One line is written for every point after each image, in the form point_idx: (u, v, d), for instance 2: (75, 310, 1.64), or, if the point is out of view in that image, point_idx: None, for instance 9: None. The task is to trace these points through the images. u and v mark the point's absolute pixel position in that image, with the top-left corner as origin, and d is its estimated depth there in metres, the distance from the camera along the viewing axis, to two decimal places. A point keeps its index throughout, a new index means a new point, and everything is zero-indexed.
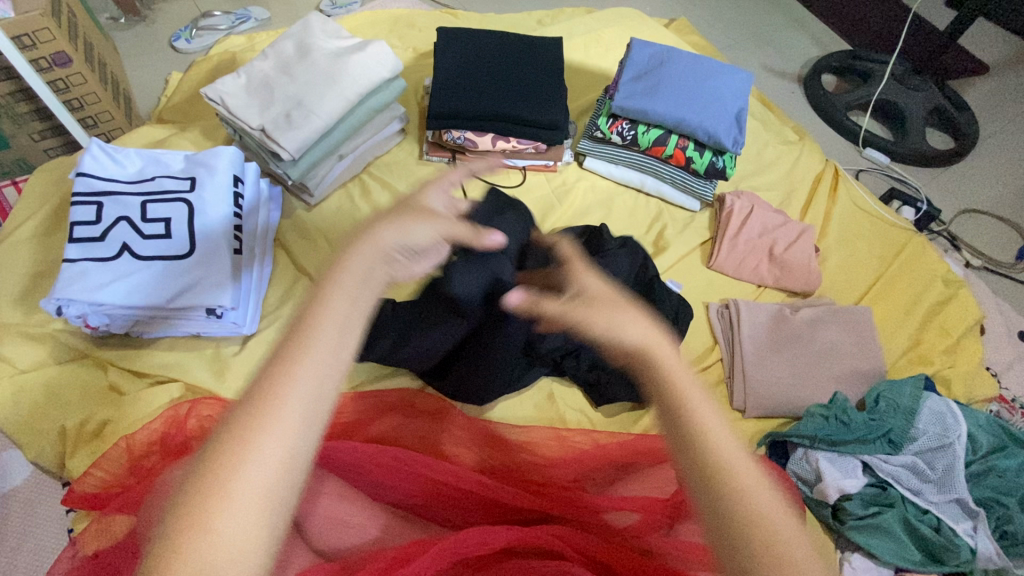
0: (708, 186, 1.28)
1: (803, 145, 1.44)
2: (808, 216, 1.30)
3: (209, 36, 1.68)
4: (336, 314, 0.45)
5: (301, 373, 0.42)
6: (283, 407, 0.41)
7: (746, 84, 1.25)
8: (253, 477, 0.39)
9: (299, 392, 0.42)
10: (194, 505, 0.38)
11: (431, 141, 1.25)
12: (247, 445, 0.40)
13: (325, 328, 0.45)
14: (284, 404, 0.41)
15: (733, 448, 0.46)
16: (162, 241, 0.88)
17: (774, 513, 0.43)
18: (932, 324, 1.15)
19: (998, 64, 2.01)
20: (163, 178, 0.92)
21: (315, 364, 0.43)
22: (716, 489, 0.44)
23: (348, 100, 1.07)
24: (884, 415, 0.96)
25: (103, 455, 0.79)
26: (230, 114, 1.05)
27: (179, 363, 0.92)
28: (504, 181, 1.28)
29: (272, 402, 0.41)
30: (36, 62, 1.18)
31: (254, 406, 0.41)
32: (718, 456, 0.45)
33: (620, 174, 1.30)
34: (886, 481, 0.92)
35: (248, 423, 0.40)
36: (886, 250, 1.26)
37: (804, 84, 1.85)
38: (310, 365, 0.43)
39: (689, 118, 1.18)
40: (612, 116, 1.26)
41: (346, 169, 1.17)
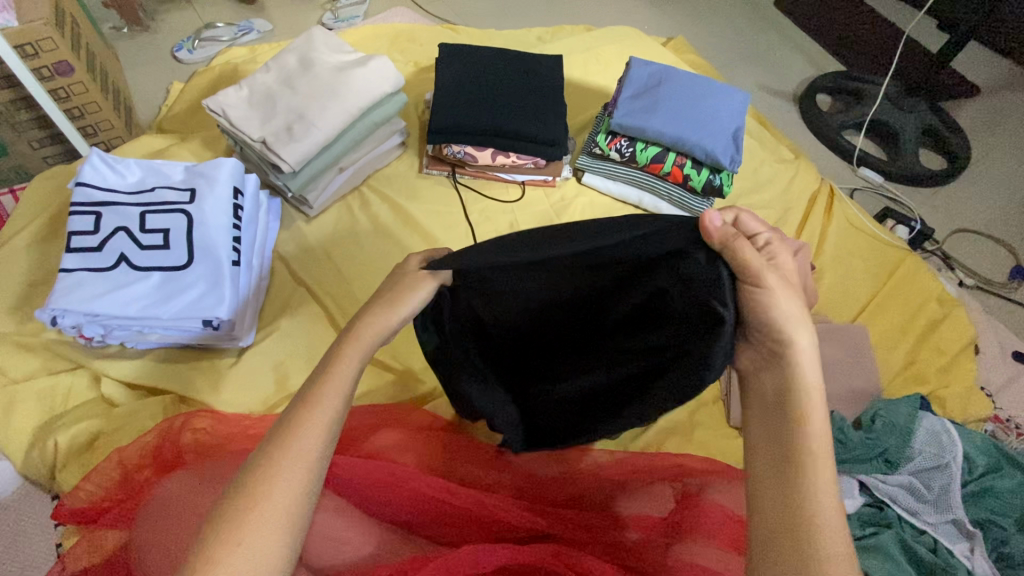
0: (705, 203, 1.29)
1: (799, 163, 1.46)
2: (804, 233, 1.31)
3: (212, 47, 1.69)
4: (333, 402, 0.61)
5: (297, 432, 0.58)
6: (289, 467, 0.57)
7: (743, 104, 1.27)
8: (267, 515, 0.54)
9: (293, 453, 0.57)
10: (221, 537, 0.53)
11: (431, 155, 1.26)
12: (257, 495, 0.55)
13: (319, 411, 0.60)
14: (291, 466, 0.57)
15: (826, 503, 0.53)
16: (161, 253, 0.88)
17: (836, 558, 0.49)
18: (927, 343, 1.16)
19: (989, 86, 2.04)
20: (163, 189, 0.92)
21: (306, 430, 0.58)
22: (796, 527, 0.52)
23: (349, 114, 1.08)
24: (882, 435, 0.96)
25: (94, 468, 0.78)
26: (231, 126, 1.05)
27: (173, 375, 0.92)
28: (503, 195, 1.29)
29: (284, 463, 0.57)
30: (38, 71, 1.19)
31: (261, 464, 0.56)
32: (810, 505, 0.52)
33: (619, 190, 1.31)
34: (882, 501, 0.92)
35: (261, 487, 0.55)
36: (881, 268, 1.27)
37: (799, 103, 1.88)
38: (309, 442, 0.58)
39: (688, 136, 1.19)
40: (611, 132, 1.27)
41: (346, 181, 1.18)
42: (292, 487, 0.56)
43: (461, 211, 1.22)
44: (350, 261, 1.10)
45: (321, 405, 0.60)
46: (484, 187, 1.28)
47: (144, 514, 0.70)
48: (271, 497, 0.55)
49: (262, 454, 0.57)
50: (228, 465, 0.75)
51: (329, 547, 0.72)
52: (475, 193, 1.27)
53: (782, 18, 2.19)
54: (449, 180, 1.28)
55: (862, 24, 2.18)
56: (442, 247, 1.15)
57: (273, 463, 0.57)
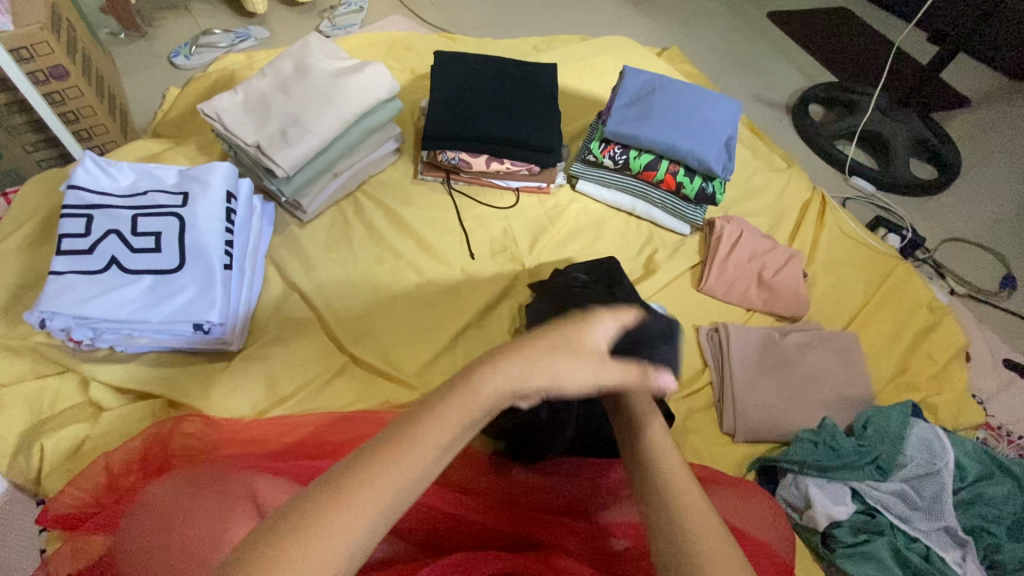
0: (698, 210, 1.30)
1: (791, 172, 1.47)
2: (796, 242, 1.32)
3: (209, 53, 1.70)
4: (441, 433, 0.51)
5: (398, 457, 0.49)
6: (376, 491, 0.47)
7: (736, 113, 1.28)
8: (324, 548, 0.45)
9: (387, 482, 0.48)
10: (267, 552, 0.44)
11: (426, 161, 1.27)
12: (322, 520, 0.46)
13: (417, 447, 0.50)
14: (382, 489, 0.48)
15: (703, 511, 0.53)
16: (152, 256, 0.87)
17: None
18: (918, 351, 1.16)
19: (978, 98, 2.07)
20: (155, 192, 0.92)
21: (406, 459, 0.49)
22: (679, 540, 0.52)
23: (344, 120, 1.08)
24: (873, 441, 0.96)
25: (79, 473, 0.77)
26: (225, 130, 1.05)
27: (163, 378, 0.91)
28: (497, 201, 1.29)
29: (359, 494, 0.47)
30: (33, 75, 1.19)
31: (338, 481, 0.48)
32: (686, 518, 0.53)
33: (612, 198, 1.32)
34: (874, 508, 0.91)
35: (324, 513, 0.46)
36: (872, 276, 1.28)
37: (792, 114, 1.90)
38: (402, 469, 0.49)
39: (680, 144, 1.20)
40: (604, 140, 1.28)
41: (340, 186, 1.18)
42: (361, 515, 0.46)
43: (455, 217, 1.23)
44: (342, 266, 1.10)
45: (436, 434, 0.50)
46: (478, 193, 1.29)
47: (130, 519, 0.69)
48: (336, 524, 0.45)
49: (356, 473, 0.48)
50: (217, 470, 0.74)
51: None
52: (469, 199, 1.27)
53: (774, 30, 2.22)
54: (443, 186, 1.28)
55: (852, 36, 2.21)
56: (435, 252, 1.16)
57: (351, 483, 0.48)
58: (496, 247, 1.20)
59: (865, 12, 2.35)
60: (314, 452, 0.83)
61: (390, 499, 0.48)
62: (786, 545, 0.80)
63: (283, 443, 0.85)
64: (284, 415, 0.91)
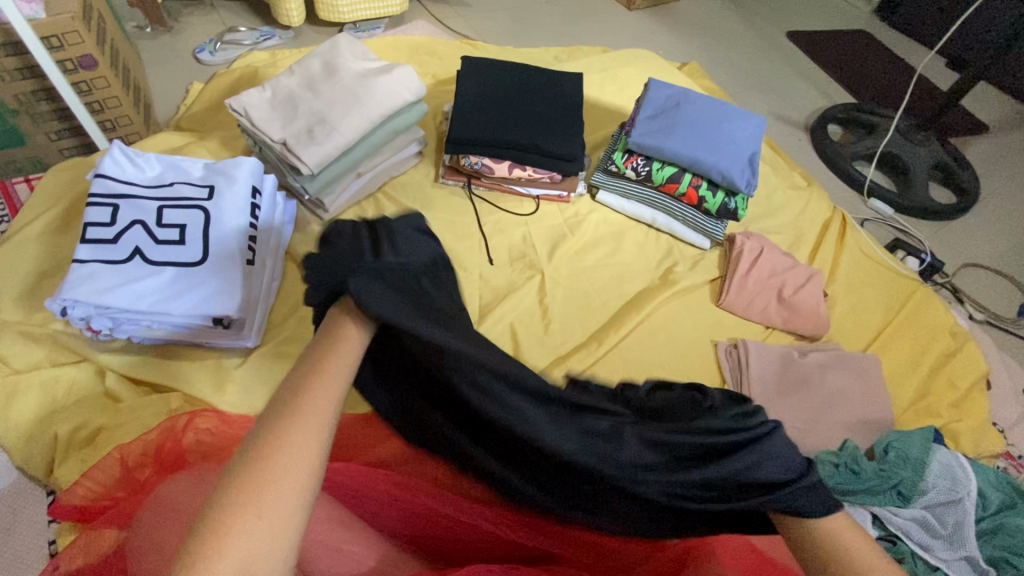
0: (719, 225, 1.29)
1: (811, 191, 1.47)
2: (817, 260, 1.31)
3: (234, 50, 1.71)
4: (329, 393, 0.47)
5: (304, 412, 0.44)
6: (270, 501, 0.40)
7: (761, 128, 1.28)
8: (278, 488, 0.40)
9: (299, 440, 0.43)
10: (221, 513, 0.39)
11: (448, 165, 1.27)
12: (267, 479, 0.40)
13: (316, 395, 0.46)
14: (309, 436, 0.43)
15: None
16: (175, 247, 0.87)
17: None
18: (939, 376, 1.14)
19: (997, 124, 2.07)
20: (181, 184, 0.91)
21: (310, 421, 0.44)
22: None
23: (370, 120, 1.08)
24: (895, 467, 0.95)
25: (94, 466, 0.76)
26: (252, 126, 1.05)
27: (180, 372, 0.90)
28: (517, 208, 1.29)
29: (280, 448, 0.42)
30: (62, 63, 1.20)
31: (257, 448, 0.42)
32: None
33: (633, 209, 1.31)
34: (896, 535, 0.90)
35: (252, 472, 0.41)
36: (893, 299, 1.26)
37: (811, 133, 1.90)
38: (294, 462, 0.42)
39: (705, 158, 1.20)
40: (627, 151, 1.27)
41: (362, 187, 1.18)
42: (307, 454, 0.43)
43: (475, 222, 1.23)
44: None
45: (304, 415, 0.44)
46: (499, 199, 1.28)
47: (145, 513, 0.67)
48: (279, 464, 0.41)
49: (237, 476, 0.41)
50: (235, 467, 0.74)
51: (332, 562, 0.69)
52: (490, 205, 1.27)
53: (794, 50, 2.22)
54: (464, 191, 1.28)
55: (872, 59, 2.22)
56: (454, 258, 1.16)
57: (273, 439, 0.42)
58: (515, 253, 1.20)
59: (885, 36, 2.36)
60: None
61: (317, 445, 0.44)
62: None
63: None
64: None
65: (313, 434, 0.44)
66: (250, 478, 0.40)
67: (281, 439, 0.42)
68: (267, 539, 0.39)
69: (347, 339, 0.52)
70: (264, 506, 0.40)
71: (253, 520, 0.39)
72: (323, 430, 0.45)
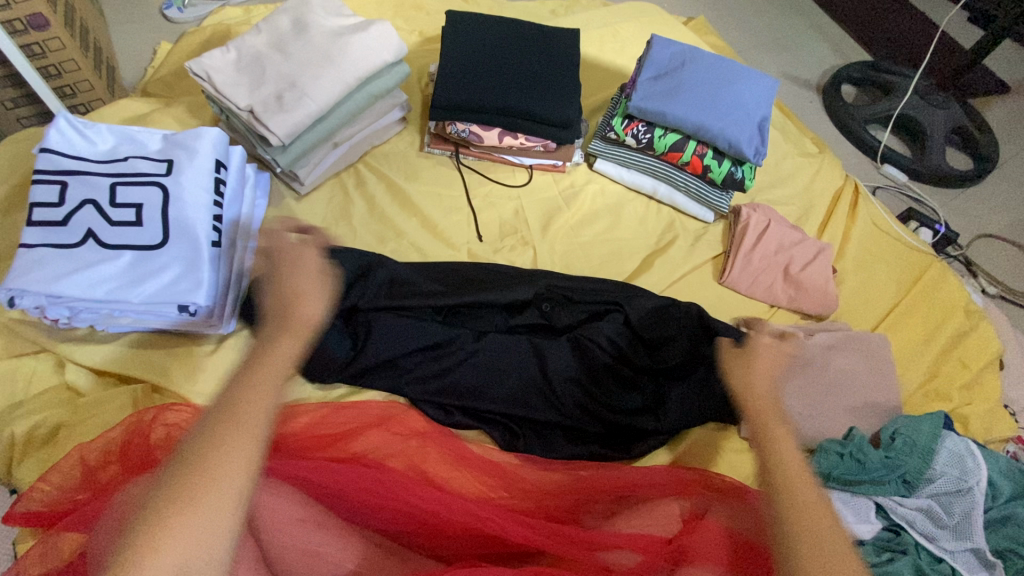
0: (724, 197, 1.20)
1: (823, 158, 1.38)
2: (826, 233, 1.24)
3: (204, 5, 1.58)
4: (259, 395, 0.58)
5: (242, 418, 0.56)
6: (228, 474, 0.52)
7: (772, 90, 1.18)
8: (223, 489, 0.52)
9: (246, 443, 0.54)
10: (182, 492, 0.51)
11: (434, 133, 1.18)
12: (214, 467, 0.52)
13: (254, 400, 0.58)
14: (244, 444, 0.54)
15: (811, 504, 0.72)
16: (132, 230, 0.79)
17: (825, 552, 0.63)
18: (950, 356, 1.09)
19: (1020, 84, 1.95)
20: (135, 158, 0.83)
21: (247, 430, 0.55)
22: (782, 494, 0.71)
23: (346, 85, 0.99)
24: (901, 454, 0.91)
25: (53, 467, 0.72)
26: (215, 92, 0.96)
27: (146, 363, 0.85)
28: (509, 179, 1.21)
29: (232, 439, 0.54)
30: (9, 23, 1.09)
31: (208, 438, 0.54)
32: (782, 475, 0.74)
33: (632, 179, 1.22)
34: (899, 525, 0.86)
35: (206, 469, 0.52)
36: (904, 275, 1.20)
37: (824, 94, 1.78)
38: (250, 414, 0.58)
39: (710, 124, 1.11)
40: (627, 116, 1.18)
41: (340, 158, 1.11)
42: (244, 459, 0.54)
43: (464, 195, 1.15)
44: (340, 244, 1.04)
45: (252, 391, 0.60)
46: (488, 169, 1.20)
47: (104, 519, 0.63)
48: (231, 456, 0.53)
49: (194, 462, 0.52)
50: None
51: (304, 565, 0.66)
52: (479, 175, 1.19)
53: (808, 3, 2.07)
54: (451, 160, 1.20)
55: (891, 11, 2.07)
56: (440, 235, 1.09)
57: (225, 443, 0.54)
58: (506, 229, 1.13)
59: None
60: (310, 446, 0.80)
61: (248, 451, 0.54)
62: None
63: (272, 435, 0.81)
64: (274, 404, 0.85)
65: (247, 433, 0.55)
66: (205, 464, 0.52)
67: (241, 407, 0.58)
68: (226, 469, 0.53)
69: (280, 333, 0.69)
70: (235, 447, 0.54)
71: (211, 488, 0.51)
72: (261, 433, 0.56)
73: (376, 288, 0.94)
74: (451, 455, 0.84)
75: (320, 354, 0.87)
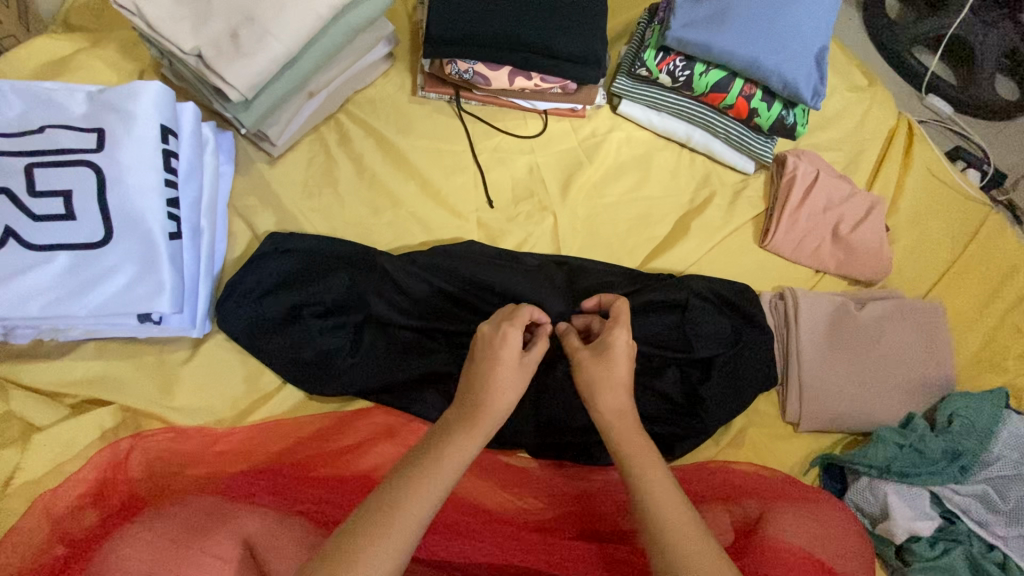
0: (768, 144, 1.04)
1: (875, 92, 1.20)
2: (877, 184, 1.10)
3: None
4: (462, 452, 0.56)
5: (434, 473, 0.54)
6: (408, 521, 0.51)
7: (833, 10, 0.98)
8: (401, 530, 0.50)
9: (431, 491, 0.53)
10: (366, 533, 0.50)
11: (429, 73, 0.97)
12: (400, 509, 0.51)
13: (450, 458, 0.55)
14: (423, 499, 0.52)
15: (660, 463, 0.59)
16: (65, 225, 0.63)
17: (682, 537, 0.53)
18: (1004, 322, 1.00)
19: None
20: (56, 130, 0.65)
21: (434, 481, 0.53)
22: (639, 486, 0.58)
23: (319, 17, 0.78)
24: (959, 437, 0.85)
25: (16, 521, 0.62)
26: (150, 30, 0.75)
27: (114, 380, 0.74)
28: (518, 127, 1.02)
29: (421, 487, 0.53)
30: None
31: (401, 483, 0.53)
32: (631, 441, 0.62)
33: (663, 124, 1.04)
34: (954, 513, 0.81)
35: (390, 516, 0.51)
36: (961, 230, 1.08)
37: (866, 9, 1.55)
38: (409, 526, 0.51)
39: (763, 59, 0.94)
40: (661, 49, 0.99)
41: (317, 109, 0.92)
42: (418, 514, 0.52)
43: (468, 151, 0.97)
44: (328, 219, 0.88)
45: (440, 474, 0.54)
46: (494, 117, 1.01)
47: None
48: (415, 503, 0.52)
49: (382, 503, 0.52)
50: (195, 505, 0.62)
51: None
52: (484, 124, 1.00)
53: None
54: (451, 106, 1.00)
55: None
56: (443, 202, 0.93)
57: (404, 494, 0.52)
58: (519, 191, 0.97)
59: None
60: (314, 463, 0.71)
61: (424, 510, 0.52)
62: (861, 558, 0.71)
63: (270, 454, 0.72)
64: (275, 419, 0.76)
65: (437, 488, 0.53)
66: (394, 506, 0.51)
67: (400, 509, 0.51)
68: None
69: (502, 379, 0.60)
70: (390, 552, 0.49)
71: (396, 535, 0.50)
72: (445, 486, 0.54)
73: (374, 289, 0.81)
74: (471, 465, 0.78)
75: (319, 370, 0.78)
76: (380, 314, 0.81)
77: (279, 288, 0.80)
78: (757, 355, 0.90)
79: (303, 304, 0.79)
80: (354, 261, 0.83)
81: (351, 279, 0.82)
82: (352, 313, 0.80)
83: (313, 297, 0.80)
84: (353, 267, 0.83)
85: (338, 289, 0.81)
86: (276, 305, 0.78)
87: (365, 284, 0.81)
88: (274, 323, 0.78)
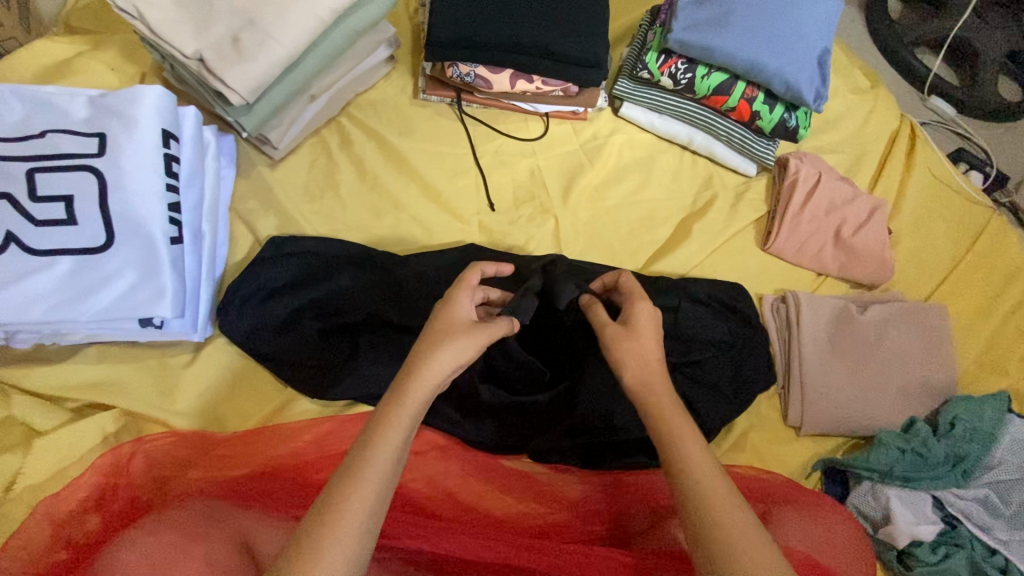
0: (770, 147, 1.04)
1: (878, 94, 1.20)
2: (880, 186, 1.09)
3: None
4: (399, 425, 0.55)
5: (374, 452, 0.53)
6: (352, 507, 0.50)
7: (835, 12, 0.98)
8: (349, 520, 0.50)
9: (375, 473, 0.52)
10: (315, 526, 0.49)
11: (430, 75, 0.97)
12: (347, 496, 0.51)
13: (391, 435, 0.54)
14: (370, 481, 0.51)
15: None
16: (65, 230, 0.63)
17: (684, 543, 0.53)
18: (1007, 325, 1.00)
19: None
20: (57, 134, 0.65)
21: (376, 464, 0.52)
22: None
23: (319, 20, 0.78)
24: (961, 441, 0.85)
25: (18, 526, 0.62)
26: (151, 34, 0.74)
27: (116, 384, 0.74)
28: (520, 130, 1.02)
29: (363, 471, 0.52)
30: None
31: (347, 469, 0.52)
32: None
33: (664, 127, 1.04)
34: (956, 517, 0.81)
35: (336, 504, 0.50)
36: (963, 233, 1.08)
37: (868, 11, 1.55)
38: (359, 503, 0.50)
39: (765, 61, 0.93)
40: (663, 51, 0.98)
41: (318, 113, 0.92)
42: (366, 498, 0.51)
43: (469, 153, 0.97)
44: (329, 222, 0.88)
45: (381, 453, 0.53)
46: (496, 119, 1.01)
47: None
48: (362, 488, 0.51)
49: (330, 493, 0.51)
50: (195, 508, 0.62)
51: None
52: (485, 127, 1.00)
53: None
54: (453, 109, 1.00)
55: None
56: (445, 206, 0.93)
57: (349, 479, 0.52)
58: (521, 195, 0.96)
59: None
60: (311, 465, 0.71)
61: (374, 493, 0.51)
62: (862, 562, 0.71)
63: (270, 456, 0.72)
64: (277, 422, 0.76)
65: (382, 471, 0.52)
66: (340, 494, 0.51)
67: (348, 495, 0.50)
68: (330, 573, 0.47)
69: (444, 349, 0.59)
70: (342, 542, 0.49)
71: (345, 523, 0.50)
72: (389, 466, 0.53)
73: (374, 291, 0.82)
74: (472, 469, 0.78)
75: (320, 372, 0.78)
76: (380, 316, 0.80)
77: (281, 291, 0.80)
78: (758, 359, 0.90)
79: (304, 307, 0.80)
80: (354, 263, 0.83)
81: (351, 281, 0.82)
82: (352, 315, 0.80)
83: (312, 299, 0.80)
84: (351, 269, 0.83)
85: (337, 291, 0.81)
86: (276, 308, 0.79)
87: (366, 287, 0.82)
88: (274, 326, 0.78)
